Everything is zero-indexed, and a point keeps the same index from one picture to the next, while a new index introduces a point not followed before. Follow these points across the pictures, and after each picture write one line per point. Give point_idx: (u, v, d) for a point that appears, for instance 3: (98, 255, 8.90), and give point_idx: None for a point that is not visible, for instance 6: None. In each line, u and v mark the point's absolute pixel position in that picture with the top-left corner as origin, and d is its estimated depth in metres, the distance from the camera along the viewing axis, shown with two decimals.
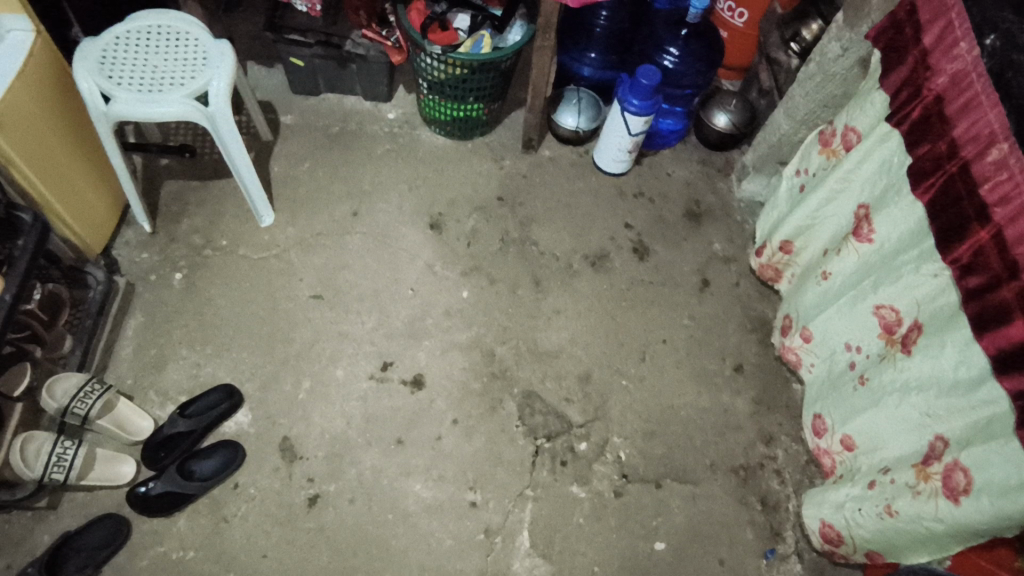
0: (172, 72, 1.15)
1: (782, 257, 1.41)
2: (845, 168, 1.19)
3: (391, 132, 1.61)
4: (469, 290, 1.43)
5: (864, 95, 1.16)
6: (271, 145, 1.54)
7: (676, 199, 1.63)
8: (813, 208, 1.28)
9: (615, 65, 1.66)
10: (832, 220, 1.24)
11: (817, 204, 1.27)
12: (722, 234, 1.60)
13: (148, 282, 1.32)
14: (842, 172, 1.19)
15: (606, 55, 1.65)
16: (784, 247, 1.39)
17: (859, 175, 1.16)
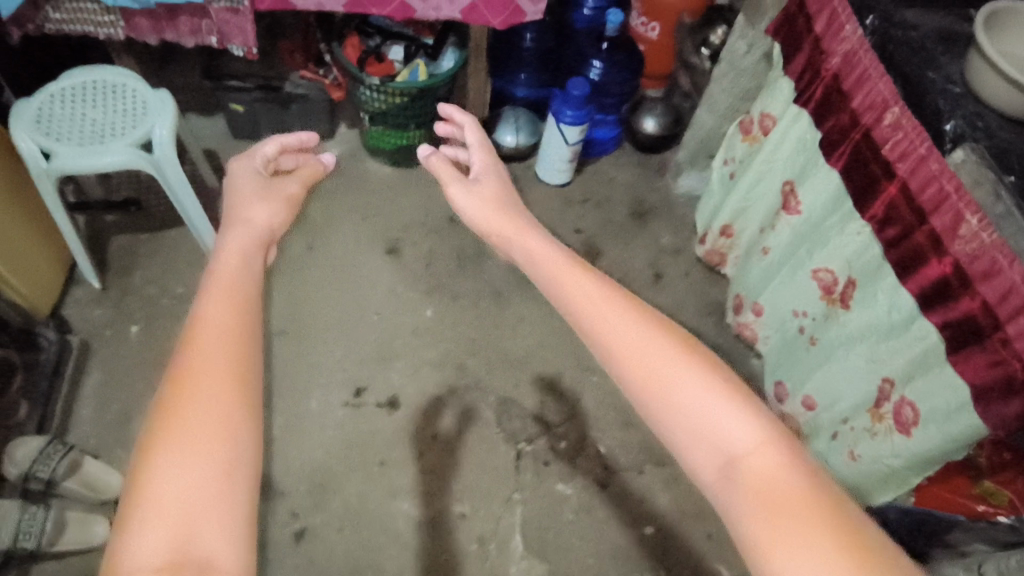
0: (113, 123, 1.16)
1: (725, 241, 1.51)
2: (767, 150, 1.29)
3: (338, 167, 1.64)
4: (432, 308, 1.45)
5: (773, 83, 1.27)
6: (218, 191, 1.55)
7: (619, 202, 1.73)
8: (744, 192, 1.38)
9: (547, 82, 1.75)
10: (763, 199, 1.34)
11: (748, 187, 1.37)
12: (666, 230, 1.69)
13: (103, 338, 1.29)
14: (765, 154, 1.30)
15: (536, 74, 1.74)
16: (724, 231, 1.49)
17: (780, 156, 1.26)
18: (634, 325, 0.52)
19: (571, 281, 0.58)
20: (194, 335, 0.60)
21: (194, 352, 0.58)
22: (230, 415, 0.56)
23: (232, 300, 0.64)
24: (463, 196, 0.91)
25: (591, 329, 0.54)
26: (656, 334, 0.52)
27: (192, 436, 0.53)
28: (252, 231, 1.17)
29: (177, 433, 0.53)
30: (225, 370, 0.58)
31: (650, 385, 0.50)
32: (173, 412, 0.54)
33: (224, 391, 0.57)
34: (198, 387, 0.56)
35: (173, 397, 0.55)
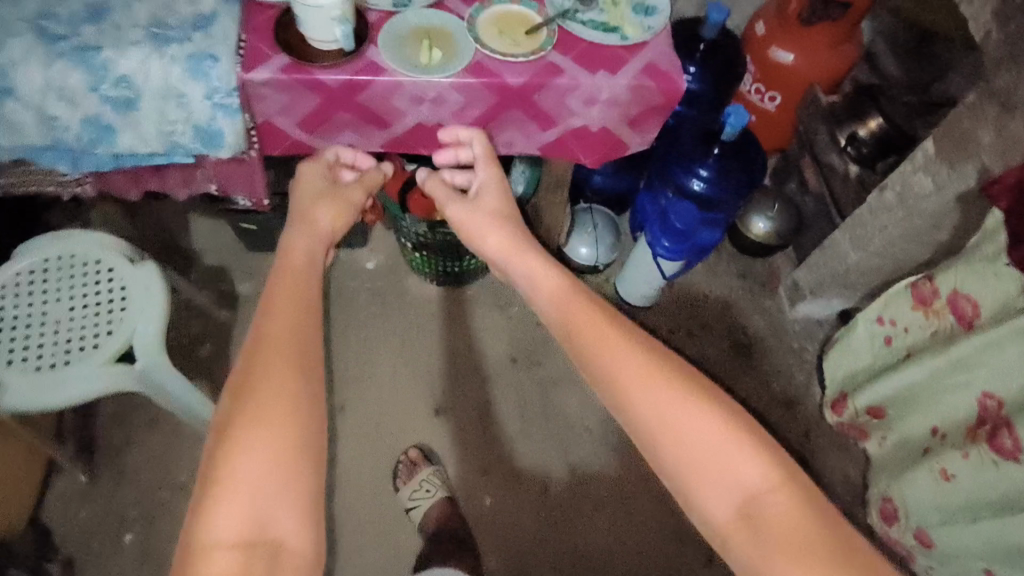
0: (81, 328, 0.87)
1: (870, 420, 1.16)
2: (959, 352, 0.93)
3: (373, 290, 1.35)
4: (492, 495, 1.19)
5: (981, 259, 0.90)
6: (227, 325, 1.29)
7: (717, 329, 1.41)
8: (914, 382, 1.03)
9: (630, 176, 1.39)
10: (944, 407, 0.98)
11: (920, 379, 1.01)
12: (778, 369, 1.37)
13: (91, 553, 1.05)
14: (956, 354, 0.93)
15: (620, 167, 1.37)
16: (873, 412, 1.13)
17: (981, 364, 0.90)
18: (656, 401, 0.56)
19: (595, 329, 0.62)
20: (264, 310, 0.61)
21: (266, 338, 0.58)
22: (295, 397, 0.55)
23: (291, 286, 0.63)
24: (473, 212, 0.83)
25: (615, 384, 0.59)
26: (664, 388, 0.57)
27: (267, 419, 0.53)
28: (315, 224, 0.76)
29: (252, 415, 0.53)
30: (287, 357, 0.57)
31: (684, 452, 0.55)
32: (254, 394, 0.54)
33: (295, 368, 0.56)
34: (267, 375, 0.55)
35: (248, 381, 0.55)
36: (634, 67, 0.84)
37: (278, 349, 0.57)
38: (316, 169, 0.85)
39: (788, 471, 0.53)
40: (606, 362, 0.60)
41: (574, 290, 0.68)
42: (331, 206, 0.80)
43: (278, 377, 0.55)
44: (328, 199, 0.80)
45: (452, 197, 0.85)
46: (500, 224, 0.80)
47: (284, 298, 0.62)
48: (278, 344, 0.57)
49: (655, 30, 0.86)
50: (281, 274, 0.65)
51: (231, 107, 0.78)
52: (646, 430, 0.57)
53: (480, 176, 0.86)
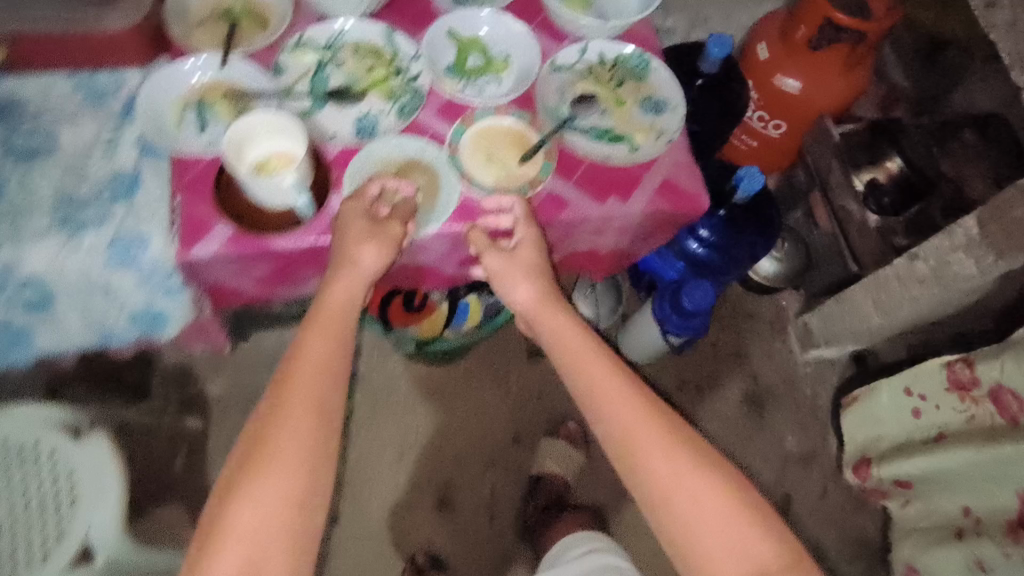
0: (32, 532, 0.73)
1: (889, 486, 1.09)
2: (1005, 453, 0.86)
3: (358, 376, 1.24)
4: None
5: None
6: (199, 435, 1.15)
7: (729, 381, 1.33)
8: (948, 465, 0.97)
9: None
10: (973, 491, 0.93)
11: (954, 464, 0.95)
12: (793, 422, 1.31)
13: None
14: (1000, 453, 0.87)
15: None
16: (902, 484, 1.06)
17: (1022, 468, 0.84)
18: (667, 465, 0.55)
19: (605, 392, 0.59)
20: (288, 363, 0.57)
21: (287, 386, 0.55)
22: (311, 456, 0.53)
23: (325, 330, 0.59)
24: (512, 264, 0.66)
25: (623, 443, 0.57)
26: (678, 458, 0.55)
27: (272, 470, 0.52)
28: (354, 266, 0.62)
29: (259, 468, 0.52)
30: (311, 406, 0.55)
31: (687, 518, 0.53)
32: (259, 450, 0.52)
33: (312, 418, 0.54)
34: (278, 431, 0.53)
35: (258, 432, 0.53)
36: (649, 188, 0.71)
37: (296, 397, 0.54)
38: (358, 199, 0.64)
39: (783, 559, 0.52)
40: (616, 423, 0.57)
41: (581, 331, 0.63)
42: (378, 253, 0.62)
43: (289, 431, 0.53)
44: (363, 241, 0.62)
45: (494, 249, 0.67)
46: (536, 295, 0.66)
47: (317, 345, 0.58)
48: (291, 383, 0.55)
49: (672, 136, 0.73)
50: (314, 315, 0.60)
51: (175, 287, 0.65)
52: (647, 500, 0.55)
53: (520, 228, 0.66)
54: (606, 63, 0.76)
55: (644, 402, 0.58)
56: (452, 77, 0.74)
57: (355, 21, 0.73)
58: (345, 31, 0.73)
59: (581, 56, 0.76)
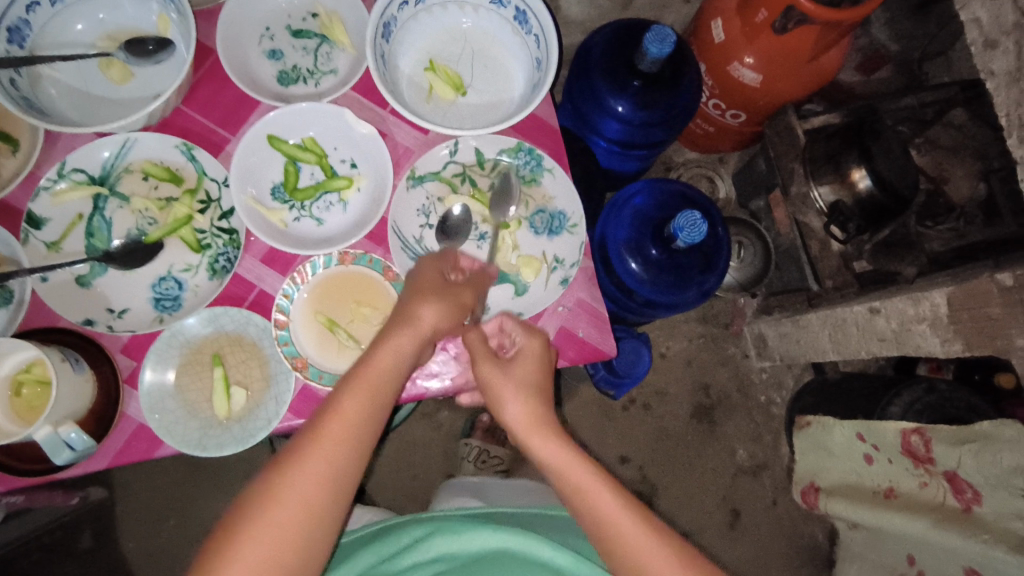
0: None
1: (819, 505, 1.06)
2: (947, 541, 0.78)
3: None
4: None
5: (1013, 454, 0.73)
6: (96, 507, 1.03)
7: (680, 393, 1.25)
8: (881, 522, 0.89)
9: None
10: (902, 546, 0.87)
11: (888, 523, 0.88)
12: (745, 433, 1.25)
13: None
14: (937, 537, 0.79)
15: None
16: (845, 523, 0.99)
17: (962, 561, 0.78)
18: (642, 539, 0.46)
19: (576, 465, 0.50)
20: (309, 432, 0.45)
21: (318, 445, 0.45)
22: (292, 546, 0.43)
23: (365, 388, 0.47)
24: (501, 382, 0.52)
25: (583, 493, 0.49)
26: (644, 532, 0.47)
27: (266, 554, 0.42)
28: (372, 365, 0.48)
29: (237, 539, 0.42)
30: (322, 480, 0.44)
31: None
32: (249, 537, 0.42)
33: (316, 503, 0.44)
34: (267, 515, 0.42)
35: (250, 505, 0.43)
36: None
37: (314, 472, 0.44)
38: (442, 259, 0.54)
39: None
40: (574, 484, 0.49)
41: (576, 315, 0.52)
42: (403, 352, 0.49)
43: (288, 511, 0.43)
44: (428, 299, 0.50)
45: (492, 359, 0.52)
46: (530, 421, 0.52)
47: (357, 404, 0.46)
48: (318, 449, 0.45)
49: (569, 273, 0.57)
50: (355, 370, 0.48)
51: None
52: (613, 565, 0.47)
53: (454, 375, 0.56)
54: (484, 164, 0.59)
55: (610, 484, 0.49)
56: (281, 203, 0.57)
57: (137, 137, 0.55)
58: (126, 150, 0.55)
59: (449, 158, 0.58)
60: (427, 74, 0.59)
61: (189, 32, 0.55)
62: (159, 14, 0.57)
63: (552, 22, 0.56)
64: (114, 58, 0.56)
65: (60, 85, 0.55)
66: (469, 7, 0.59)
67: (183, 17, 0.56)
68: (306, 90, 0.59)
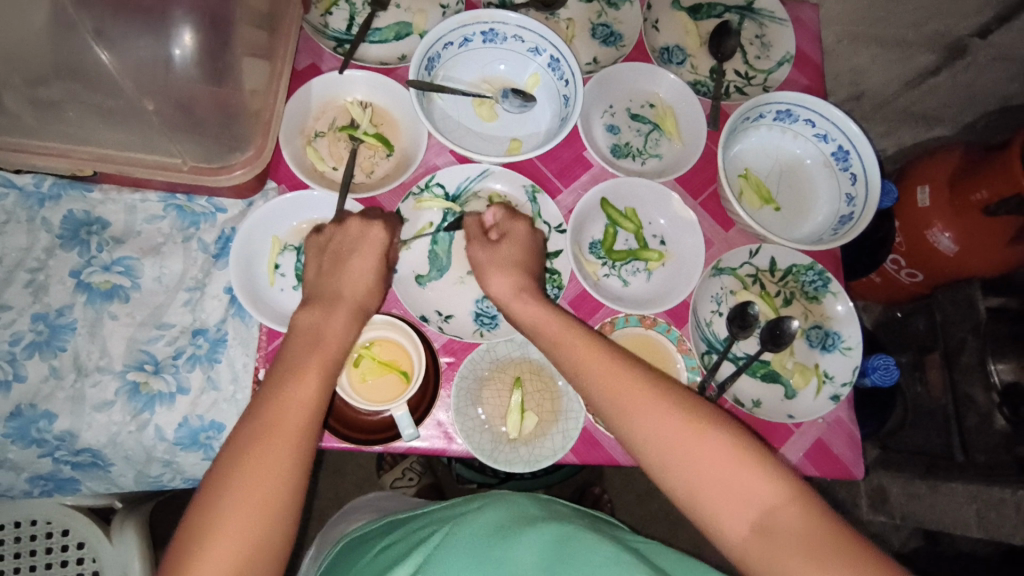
0: None
1: None
2: None
3: None
4: None
5: None
6: None
7: None
8: None
9: None
10: None
11: None
12: None
13: None
14: None
15: None
16: None
17: None
18: (685, 441, 0.41)
19: (597, 368, 0.46)
20: (310, 338, 0.47)
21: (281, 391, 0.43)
22: (288, 455, 0.40)
23: (319, 353, 0.46)
24: (491, 258, 0.55)
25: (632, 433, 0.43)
26: (688, 435, 0.41)
27: (280, 439, 0.40)
28: (347, 273, 0.51)
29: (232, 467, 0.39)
30: (318, 379, 0.44)
31: (704, 488, 0.40)
32: (267, 433, 0.40)
33: (286, 435, 0.41)
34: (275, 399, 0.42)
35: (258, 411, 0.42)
36: (799, 448, 0.60)
37: (313, 372, 0.44)
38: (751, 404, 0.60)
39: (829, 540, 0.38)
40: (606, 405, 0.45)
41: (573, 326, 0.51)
42: (368, 285, 0.52)
43: (296, 408, 0.42)
44: (369, 254, 0.52)
45: (482, 240, 0.56)
46: (517, 290, 0.53)
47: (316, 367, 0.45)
48: (312, 351, 0.46)
49: (839, 391, 0.61)
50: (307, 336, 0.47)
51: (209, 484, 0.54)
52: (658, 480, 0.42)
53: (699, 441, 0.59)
54: (775, 272, 0.64)
55: (649, 382, 0.45)
56: (596, 257, 0.63)
57: (495, 170, 0.62)
58: (481, 178, 0.62)
59: (748, 259, 0.63)
60: (742, 180, 0.65)
61: (564, 97, 0.64)
62: (535, 74, 0.65)
63: (875, 166, 0.63)
64: (489, 101, 0.65)
65: (441, 111, 0.63)
66: (794, 134, 0.67)
67: (559, 82, 0.64)
68: (633, 165, 0.66)
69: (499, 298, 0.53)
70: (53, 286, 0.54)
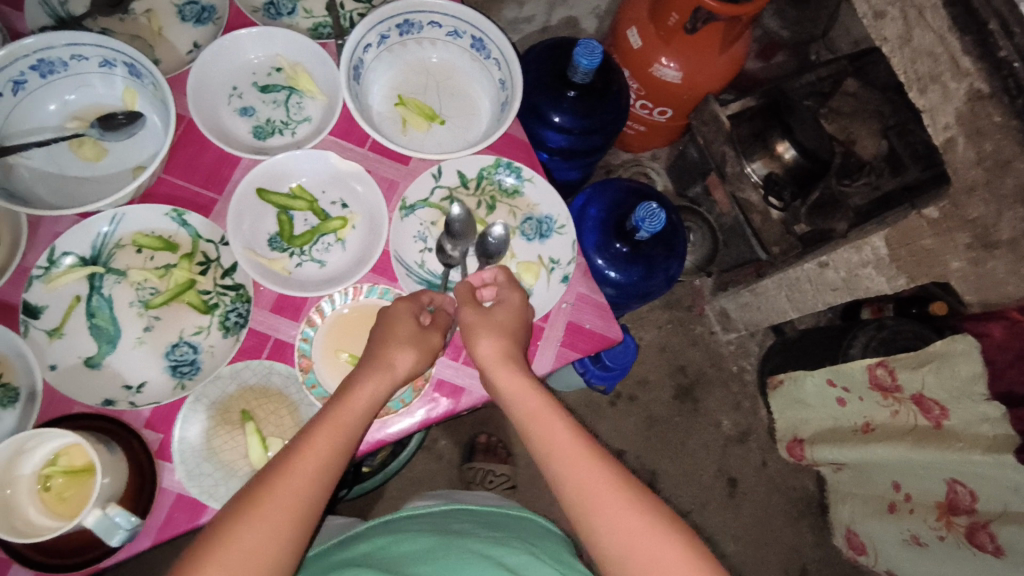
0: None
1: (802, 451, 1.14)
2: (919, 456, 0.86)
3: None
4: None
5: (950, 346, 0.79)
6: None
7: (659, 378, 1.31)
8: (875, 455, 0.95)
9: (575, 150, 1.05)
10: (885, 471, 0.96)
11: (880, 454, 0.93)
12: (725, 403, 1.31)
13: None
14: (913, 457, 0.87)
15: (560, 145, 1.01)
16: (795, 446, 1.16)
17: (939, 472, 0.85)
18: (594, 477, 0.48)
19: (548, 424, 0.51)
20: (341, 396, 0.50)
21: (289, 465, 0.46)
22: (280, 530, 0.44)
23: (335, 427, 0.48)
24: (395, 342, 0.52)
25: (545, 448, 0.50)
26: (613, 479, 0.48)
27: (281, 510, 0.44)
28: (389, 367, 0.52)
29: (223, 542, 0.42)
30: (329, 443, 0.48)
31: (592, 506, 0.47)
32: (266, 498, 0.44)
33: (293, 504, 0.45)
34: (267, 500, 0.44)
35: (266, 481, 0.45)
36: (553, 340, 0.60)
37: (323, 436, 0.48)
38: None
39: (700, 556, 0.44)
40: (533, 419, 0.52)
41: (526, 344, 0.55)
42: (414, 358, 0.52)
43: (300, 473, 0.46)
44: (400, 345, 0.52)
45: (417, 326, 0.54)
46: (502, 357, 0.53)
47: (325, 440, 0.48)
48: (328, 420, 0.49)
49: (568, 270, 0.60)
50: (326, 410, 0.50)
51: None
52: (576, 522, 0.47)
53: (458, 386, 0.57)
54: (468, 184, 0.62)
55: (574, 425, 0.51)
56: (280, 251, 0.58)
57: (125, 211, 0.54)
58: (116, 227, 0.55)
59: (435, 183, 0.61)
60: (399, 108, 0.62)
61: (162, 102, 0.56)
62: (125, 87, 0.57)
63: (507, 43, 0.61)
64: (86, 138, 0.56)
65: (31, 172, 0.54)
66: (429, 41, 0.63)
67: (151, 86, 0.56)
68: (284, 140, 0.61)
69: (485, 361, 0.53)
70: None
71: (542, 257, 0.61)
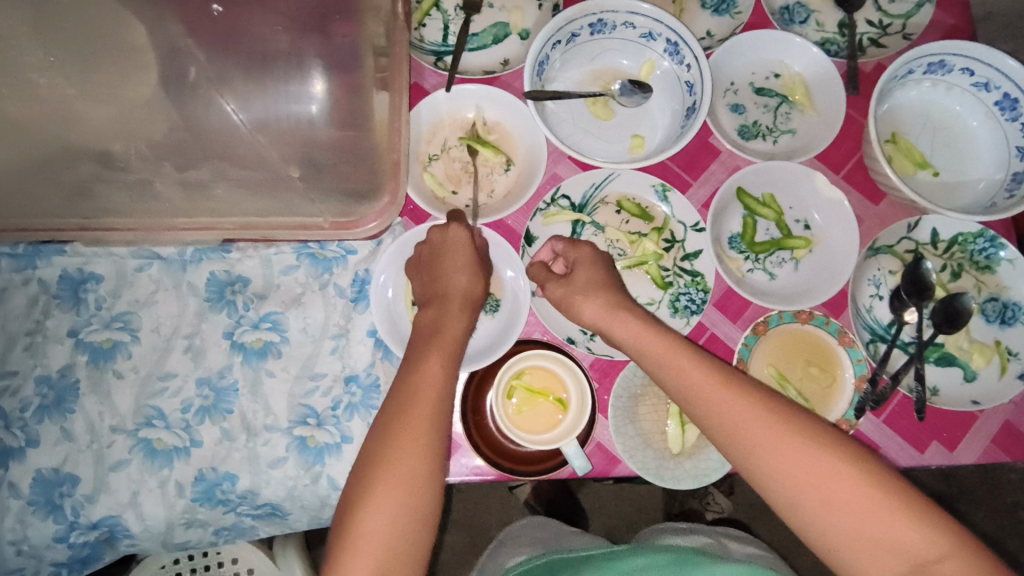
0: None
1: None
2: None
3: None
4: None
5: None
6: None
7: None
8: None
9: None
10: None
11: None
12: None
13: None
14: None
15: None
16: None
17: None
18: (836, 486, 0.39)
19: (742, 416, 0.43)
20: (428, 330, 0.48)
21: (405, 406, 0.43)
22: (421, 468, 0.41)
23: (444, 351, 0.46)
24: (571, 291, 0.51)
25: (755, 463, 0.42)
26: (863, 490, 0.39)
27: (413, 449, 0.41)
28: (451, 295, 0.49)
29: (373, 486, 0.40)
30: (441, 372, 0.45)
31: (841, 529, 0.39)
32: (396, 438, 0.41)
33: (422, 443, 0.41)
34: (400, 452, 0.41)
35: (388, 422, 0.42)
36: (983, 434, 0.56)
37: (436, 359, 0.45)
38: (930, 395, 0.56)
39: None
40: (716, 422, 0.44)
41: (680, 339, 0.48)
42: (471, 279, 0.50)
43: (420, 407, 0.42)
44: (458, 268, 0.50)
45: (553, 278, 0.53)
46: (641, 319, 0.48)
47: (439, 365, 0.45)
48: (436, 340, 0.46)
49: None
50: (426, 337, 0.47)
51: None
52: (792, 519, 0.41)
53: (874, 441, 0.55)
54: (938, 244, 0.58)
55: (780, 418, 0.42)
56: (737, 252, 0.59)
57: (620, 172, 0.58)
58: (608, 183, 0.58)
59: (907, 233, 0.58)
60: (889, 146, 0.59)
61: (686, 84, 0.59)
62: (647, 61, 0.60)
63: None
64: (602, 98, 0.60)
65: (554, 116, 0.59)
66: (947, 87, 0.59)
67: (678, 68, 0.59)
68: (765, 146, 0.61)
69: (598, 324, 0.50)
70: (210, 349, 0.55)
71: (1003, 346, 0.56)
